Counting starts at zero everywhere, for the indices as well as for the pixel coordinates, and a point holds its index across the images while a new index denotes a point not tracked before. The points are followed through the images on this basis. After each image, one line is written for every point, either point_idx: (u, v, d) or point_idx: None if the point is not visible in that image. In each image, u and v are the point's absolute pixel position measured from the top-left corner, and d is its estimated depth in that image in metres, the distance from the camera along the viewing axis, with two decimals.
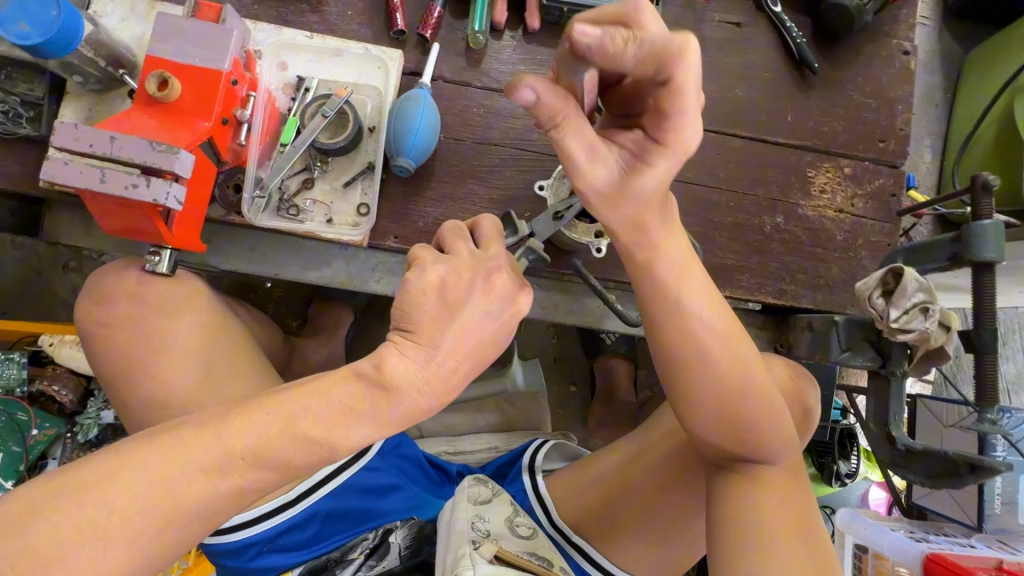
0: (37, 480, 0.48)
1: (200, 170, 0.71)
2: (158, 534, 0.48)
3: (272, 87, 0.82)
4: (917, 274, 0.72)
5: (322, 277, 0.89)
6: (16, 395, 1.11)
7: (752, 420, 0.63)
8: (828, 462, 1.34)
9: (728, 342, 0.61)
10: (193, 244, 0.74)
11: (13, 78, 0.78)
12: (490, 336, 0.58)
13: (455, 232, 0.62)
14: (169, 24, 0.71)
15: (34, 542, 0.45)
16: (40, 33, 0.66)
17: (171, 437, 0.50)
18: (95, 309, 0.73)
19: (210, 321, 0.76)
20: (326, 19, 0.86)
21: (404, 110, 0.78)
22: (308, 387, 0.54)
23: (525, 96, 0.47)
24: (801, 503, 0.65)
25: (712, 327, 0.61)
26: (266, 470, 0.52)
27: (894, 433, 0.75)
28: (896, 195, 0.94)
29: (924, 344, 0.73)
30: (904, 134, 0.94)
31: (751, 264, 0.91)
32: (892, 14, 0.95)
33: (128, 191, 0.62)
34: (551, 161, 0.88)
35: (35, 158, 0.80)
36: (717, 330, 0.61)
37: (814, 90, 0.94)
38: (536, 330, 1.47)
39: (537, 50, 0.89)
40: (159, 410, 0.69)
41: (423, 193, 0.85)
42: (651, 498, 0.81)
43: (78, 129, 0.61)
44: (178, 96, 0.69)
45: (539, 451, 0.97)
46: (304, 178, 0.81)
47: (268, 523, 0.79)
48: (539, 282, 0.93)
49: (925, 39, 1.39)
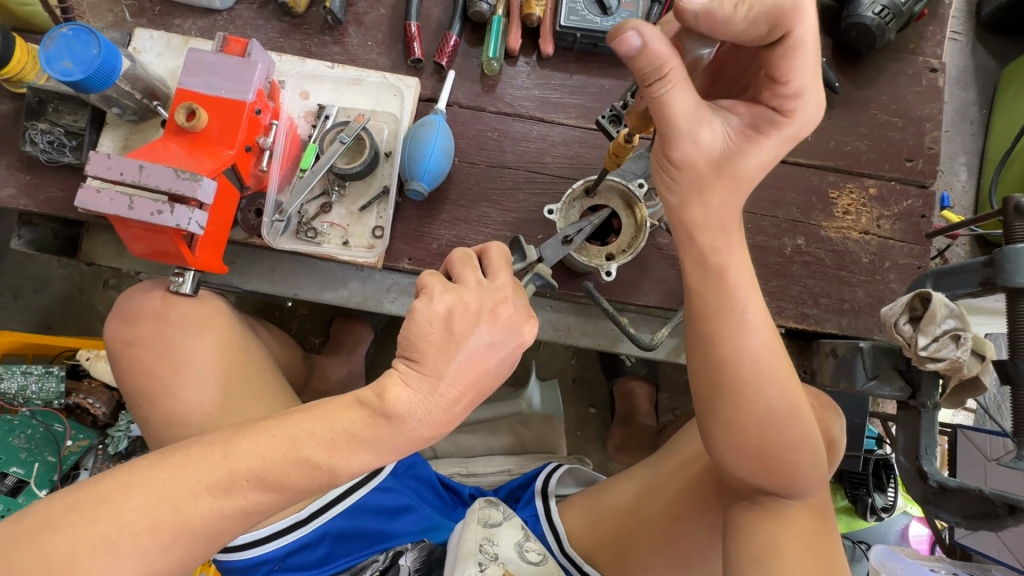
0: (55, 495, 0.49)
1: (223, 196, 0.74)
2: (163, 553, 0.49)
3: (294, 115, 0.86)
4: (947, 300, 0.69)
5: (337, 297, 0.91)
6: (54, 407, 1.16)
7: (790, 449, 0.60)
8: (863, 494, 1.26)
9: (770, 363, 0.60)
10: (215, 267, 0.77)
11: (59, 110, 0.83)
12: (495, 365, 0.58)
13: (463, 260, 0.61)
14: (200, 58, 0.75)
15: (51, 555, 0.46)
16: (81, 70, 0.71)
17: (180, 457, 0.51)
18: (124, 329, 0.76)
19: (228, 340, 0.78)
20: (347, 50, 0.89)
21: (419, 135, 0.80)
22: (314, 412, 0.54)
23: (630, 41, 0.47)
24: (825, 543, 0.62)
25: (752, 347, 0.59)
26: (269, 492, 0.52)
27: (925, 468, 0.70)
28: (925, 216, 0.90)
29: (957, 374, 0.69)
30: (932, 153, 0.91)
31: (770, 287, 0.88)
32: (918, 32, 0.93)
33: (155, 217, 0.66)
34: (564, 185, 0.88)
35: (74, 183, 0.85)
36: (758, 347, 0.59)
37: (835, 109, 0.91)
38: (554, 351, 1.45)
39: (551, 75, 0.90)
40: (177, 427, 0.72)
41: (437, 216, 0.86)
42: (668, 530, 0.77)
43: (110, 159, 0.65)
44: (205, 126, 0.73)
45: (553, 475, 0.96)
46: (322, 203, 0.83)
47: (280, 541, 0.79)
48: (551, 303, 0.93)
49: (957, 55, 1.35)
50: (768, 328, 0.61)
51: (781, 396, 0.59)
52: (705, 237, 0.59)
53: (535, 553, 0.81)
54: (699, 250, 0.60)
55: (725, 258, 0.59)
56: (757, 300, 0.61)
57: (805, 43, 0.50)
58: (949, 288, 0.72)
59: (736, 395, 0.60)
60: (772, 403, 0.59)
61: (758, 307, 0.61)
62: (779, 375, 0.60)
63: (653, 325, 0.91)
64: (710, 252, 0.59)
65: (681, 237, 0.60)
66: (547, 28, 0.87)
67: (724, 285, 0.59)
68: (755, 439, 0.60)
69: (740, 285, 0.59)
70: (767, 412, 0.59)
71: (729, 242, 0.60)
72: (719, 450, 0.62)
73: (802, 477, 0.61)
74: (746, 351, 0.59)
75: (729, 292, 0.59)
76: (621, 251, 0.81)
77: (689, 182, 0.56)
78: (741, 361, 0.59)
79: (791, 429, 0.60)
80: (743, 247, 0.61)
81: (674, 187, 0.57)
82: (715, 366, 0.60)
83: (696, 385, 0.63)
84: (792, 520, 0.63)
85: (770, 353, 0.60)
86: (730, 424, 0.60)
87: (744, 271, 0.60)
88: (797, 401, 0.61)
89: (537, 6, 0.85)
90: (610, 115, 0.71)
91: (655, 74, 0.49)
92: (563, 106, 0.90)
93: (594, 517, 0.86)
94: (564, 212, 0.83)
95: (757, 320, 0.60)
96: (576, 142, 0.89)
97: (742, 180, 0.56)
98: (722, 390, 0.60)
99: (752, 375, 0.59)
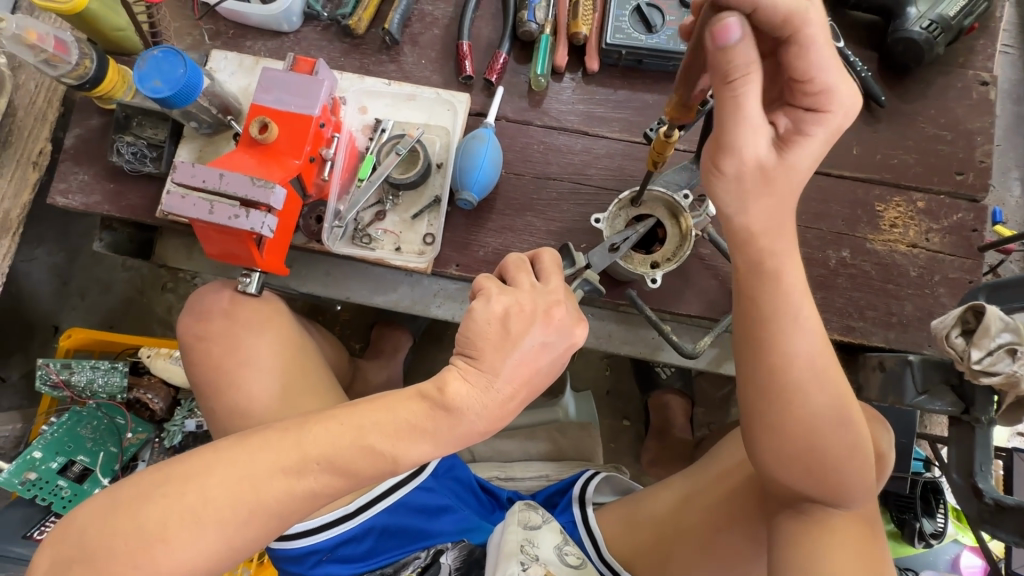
0: (150, 469, 0.55)
1: (289, 203, 0.79)
2: (243, 527, 0.53)
3: (353, 129, 0.92)
4: (1003, 313, 0.68)
5: (387, 300, 0.95)
6: (117, 400, 1.24)
7: (837, 458, 0.60)
8: (910, 519, 1.21)
9: (818, 371, 0.59)
10: (279, 269, 0.82)
11: (142, 124, 0.91)
12: (547, 364, 0.61)
13: (517, 264, 0.64)
14: (272, 76, 0.81)
15: (148, 520, 0.51)
16: (169, 88, 0.78)
17: (258, 440, 0.55)
18: (196, 324, 0.82)
19: (287, 338, 0.83)
20: (402, 67, 0.95)
21: (469, 147, 0.85)
22: (378, 403, 0.58)
23: (728, 31, 0.46)
24: (870, 553, 0.62)
25: (800, 354, 0.59)
26: (337, 477, 0.56)
27: (981, 485, 0.69)
28: (977, 230, 0.89)
29: (1013, 390, 0.67)
30: (983, 167, 0.90)
31: (814, 299, 0.88)
32: (967, 46, 0.93)
33: (232, 221, 0.71)
34: (607, 196, 0.91)
35: (153, 191, 0.92)
36: (807, 355, 0.59)
37: (881, 122, 0.92)
38: (589, 361, 1.46)
39: (595, 91, 0.94)
40: (242, 419, 0.76)
41: (483, 225, 0.90)
42: (707, 538, 0.77)
43: (194, 167, 0.71)
44: (276, 138, 0.79)
45: (591, 481, 0.96)
46: (377, 211, 0.88)
47: (328, 533, 0.82)
48: (594, 311, 0.95)
49: (1008, 69, 1.33)
50: (818, 335, 0.60)
51: (828, 403, 0.59)
52: (762, 242, 0.58)
53: (574, 556, 0.83)
54: (756, 253, 0.59)
55: (782, 261, 0.59)
56: (809, 307, 0.60)
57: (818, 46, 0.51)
58: (1004, 301, 0.71)
59: (783, 403, 0.59)
60: (820, 411, 0.59)
61: (809, 313, 0.61)
62: (826, 383, 0.60)
63: (694, 334, 0.92)
64: (766, 256, 0.59)
65: (738, 243, 0.59)
66: (593, 46, 0.91)
67: (780, 289, 0.59)
68: (802, 447, 0.60)
69: (794, 289, 0.59)
70: (814, 420, 0.59)
71: (783, 245, 0.59)
72: (764, 457, 0.62)
73: (849, 486, 0.61)
74: (794, 358, 0.59)
75: (781, 297, 0.59)
76: (667, 260, 0.83)
77: (739, 190, 0.54)
78: (790, 369, 0.59)
79: (837, 437, 0.60)
80: (796, 252, 0.61)
81: (725, 192, 0.56)
82: (764, 373, 0.60)
83: (741, 390, 0.63)
84: (838, 529, 0.63)
85: (818, 360, 0.60)
86: (777, 432, 0.60)
87: (799, 276, 0.59)
88: (844, 410, 0.60)
89: (584, 25, 0.89)
90: (656, 127, 0.76)
91: (741, 71, 0.48)
92: (607, 120, 0.93)
93: (633, 523, 0.87)
94: (611, 221, 0.85)
95: (808, 326, 0.60)
96: (620, 154, 0.92)
97: (793, 182, 0.55)
98: (770, 397, 0.60)
99: (799, 382, 0.59)
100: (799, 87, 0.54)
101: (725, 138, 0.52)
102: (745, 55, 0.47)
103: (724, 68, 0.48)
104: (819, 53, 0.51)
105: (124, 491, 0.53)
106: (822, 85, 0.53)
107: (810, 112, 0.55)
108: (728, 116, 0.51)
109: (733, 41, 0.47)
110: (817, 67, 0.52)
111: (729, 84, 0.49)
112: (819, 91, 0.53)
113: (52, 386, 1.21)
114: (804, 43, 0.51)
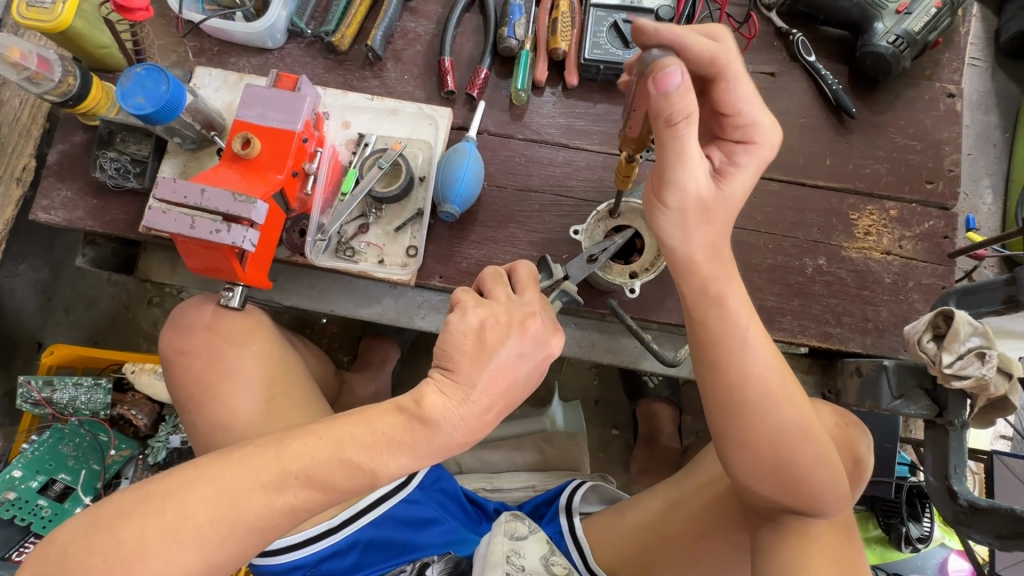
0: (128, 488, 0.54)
1: (272, 218, 0.79)
2: (222, 544, 0.53)
3: (337, 143, 0.93)
4: (971, 318, 0.69)
5: (372, 313, 0.96)
6: (100, 417, 1.22)
7: (809, 470, 0.62)
8: (896, 523, 1.21)
9: (776, 386, 0.61)
10: (262, 283, 0.83)
11: (126, 140, 0.91)
12: (526, 374, 0.61)
13: (494, 276, 0.65)
14: (256, 93, 0.82)
15: (126, 539, 0.51)
16: (152, 104, 0.78)
17: (237, 456, 0.55)
18: (177, 339, 0.81)
19: (269, 352, 0.83)
20: (385, 83, 0.96)
21: (451, 161, 0.86)
22: (357, 416, 0.58)
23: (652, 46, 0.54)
24: (847, 558, 0.64)
25: (759, 373, 0.61)
26: (316, 491, 0.56)
27: (956, 487, 0.70)
28: (948, 237, 0.91)
29: (984, 393, 0.68)
30: (952, 176, 0.93)
31: (792, 306, 0.90)
32: (934, 59, 0.96)
33: (213, 236, 0.72)
34: (588, 207, 0.92)
35: (136, 207, 0.93)
36: (767, 372, 0.61)
37: (853, 133, 0.94)
38: (577, 371, 1.47)
39: (576, 104, 0.95)
40: (223, 432, 0.76)
41: (466, 236, 0.91)
42: (691, 548, 0.77)
43: (176, 184, 0.72)
44: (258, 154, 0.79)
45: (577, 491, 0.95)
46: (361, 224, 0.89)
47: (311, 548, 0.81)
48: (576, 321, 0.96)
49: (976, 80, 1.37)
50: (771, 352, 0.63)
51: (793, 419, 0.61)
52: (702, 271, 0.62)
53: (561, 566, 0.82)
54: (699, 281, 0.62)
55: (723, 287, 0.62)
56: (758, 327, 0.63)
57: (743, 76, 0.58)
58: (973, 306, 0.73)
59: (747, 418, 0.61)
60: (783, 426, 0.61)
61: (760, 332, 0.63)
62: (789, 399, 0.62)
63: (676, 342, 0.95)
64: (710, 282, 0.62)
65: (680, 272, 0.62)
66: (572, 61, 0.93)
67: (724, 311, 0.62)
68: (771, 459, 0.62)
69: (739, 311, 0.62)
70: (779, 435, 0.61)
71: (723, 271, 0.62)
72: (737, 469, 0.64)
73: (824, 497, 0.63)
74: (755, 377, 0.61)
75: (729, 320, 0.62)
76: (645, 269, 0.84)
77: (693, 215, 0.58)
78: (749, 387, 0.61)
79: (805, 451, 0.61)
80: (737, 277, 0.64)
81: (670, 225, 0.59)
82: (726, 391, 0.62)
83: (710, 408, 0.64)
84: (814, 537, 0.64)
85: (775, 376, 0.62)
86: (746, 448, 0.62)
87: (742, 298, 0.63)
88: (808, 424, 0.62)
89: (562, 41, 0.91)
90: None
91: (682, 115, 0.51)
92: (587, 133, 0.95)
93: (619, 533, 0.86)
94: (590, 232, 0.88)
95: (761, 344, 0.62)
96: (600, 166, 0.93)
97: (734, 203, 0.61)
98: (733, 416, 0.62)
99: (760, 399, 0.61)
100: (725, 121, 0.61)
101: (667, 175, 0.55)
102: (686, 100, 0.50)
103: (664, 113, 0.51)
104: (740, 90, 0.59)
105: (105, 508, 0.53)
106: (746, 119, 0.60)
107: (739, 144, 0.61)
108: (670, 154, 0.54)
109: (672, 88, 0.49)
110: (743, 100, 0.59)
111: (672, 126, 0.51)
112: (745, 124, 0.60)
113: (33, 403, 1.18)
114: (731, 78, 0.58)
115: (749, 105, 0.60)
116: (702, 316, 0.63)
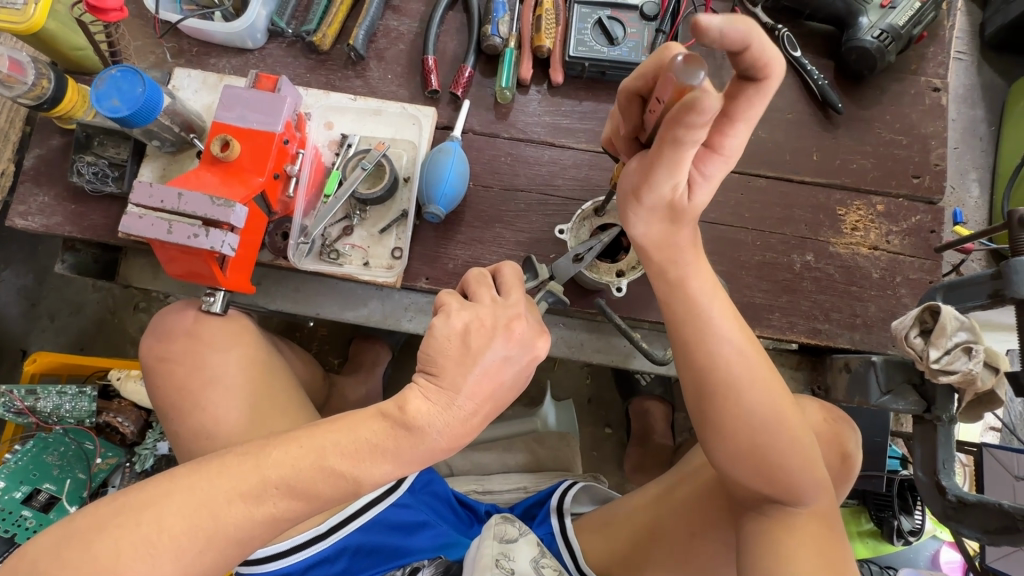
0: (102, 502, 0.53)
1: (253, 221, 0.78)
2: (200, 556, 0.52)
3: (319, 145, 0.91)
4: (957, 313, 0.69)
5: (358, 316, 0.95)
6: (85, 425, 1.19)
7: (783, 455, 0.61)
8: (888, 517, 1.21)
9: (748, 370, 0.62)
10: (244, 287, 0.81)
11: (104, 143, 0.90)
12: (511, 377, 0.61)
13: (478, 279, 0.64)
14: (235, 94, 0.80)
15: (98, 555, 0.49)
16: (127, 107, 0.77)
17: (215, 466, 0.54)
18: (159, 346, 0.80)
19: (252, 357, 0.82)
20: (368, 82, 0.95)
21: (436, 160, 0.85)
22: (338, 423, 0.57)
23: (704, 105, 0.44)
24: (832, 551, 0.62)
25: (729, 355, 0.62)
26: (298, 500, 0.55)
27: (944, 482, 0.70)
28: (934, 231, 0.91)
29: (971, 387, 0.68)
30: (938, 170, 0.93)
31: (781, 303, 0.89)
32: (919, 52, 0.96)
33: (191, 240, 0.70)
34: (575, 206, 0.91)
35: (116, 212, 0.91)
36: (737, 355, 0.62)
37: (839, 129, 0.94)
38: (569, 370, 1.46)
39: (561, 102, 0.95)
40: (207, 439, 0.75)
41: (452, 237, 0.90)
42: (680, 545, 0.76)
43: (152, 187, 0.70)
44: (238, 156, 0.78)
45: (568, 492, 0.94)
46: (345, 226, 0.88)
47: (300, 555, 0.80)
48: (565, 320, 0.95)
49: (963, 74, 1.38)
50: (742, 334, 0.63)
51: (765, 402, 0.61)
52: (662, 254, 0.63)
53: (552, 568, 0.81)
54: (657, 267, 0.64)
55: (683, 270, 0.63)
56: (728, 310, 0.64)
57: (768, 93, 0.49)
58: (960, 301, 0.73)
59: (718, 401, 0.62)
60: (755, 410, 0.61)
61: (731, 316, 0.64)
62: (761, 382, 0.62)
63: (664, 341, 0.95)
64: (666, 267, 0.63)
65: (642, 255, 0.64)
66: (557, 58, 0.92)
67: (688, 293, 0.63)
68: (746, 444, 0.62)
69: (702, 293, 0.63)
70: (752, 418, 0.61)
71: (686, 256, 0.63)
72: (714, 455, 0.64)
73: (802, 483, 0.62)
74: (725, 359, 0.62)
75: (695, 303, 0.63)
76: (631, 267, 0.84)
77: (657, 215, 0.60)
78: (719, 369, 0.61)
79: (780, 435, 0.61)
80: (703, 259, 0.65)
81: (636, 217, 0.61)
82: (697, 373, 0.63)
83: (685, 392, 0.65)
84: (797, 527, 0.63)
85: (747, 360, 0.62)
86: (720, 434, 0.62)
87: (705, 280, 0.64)
88: (783, 408, 0.62)
89: (547, 38, 0.90)
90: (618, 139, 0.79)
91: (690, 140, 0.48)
92: (573, 132, 0.94)
93: (608, 532, 0.86)
94: (575, 231, 0.88)
95: (730, 328, 0.63)
96: (586, 165, 0.93)
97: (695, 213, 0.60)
98: (705, 399, 0.63)
99: (731, 382, 0.61)
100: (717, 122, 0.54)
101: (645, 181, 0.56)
102: (699, 132, 0.47)
103: (676, 131, 0.47)
104: (756, 106, 0.51)
105: (77, 522, 0.51)
106: (730, 131, 0.54)
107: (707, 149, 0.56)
108: (661, 166, 0.53)
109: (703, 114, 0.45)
110: (745, 115, 0.52)
111: (680, 145, 0.49)
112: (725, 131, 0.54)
113: (16, 413, 1.15)
114: (758, 91, 0.49)
115: (742, 121, 0.53)
116: (668, 294, 0.64)
